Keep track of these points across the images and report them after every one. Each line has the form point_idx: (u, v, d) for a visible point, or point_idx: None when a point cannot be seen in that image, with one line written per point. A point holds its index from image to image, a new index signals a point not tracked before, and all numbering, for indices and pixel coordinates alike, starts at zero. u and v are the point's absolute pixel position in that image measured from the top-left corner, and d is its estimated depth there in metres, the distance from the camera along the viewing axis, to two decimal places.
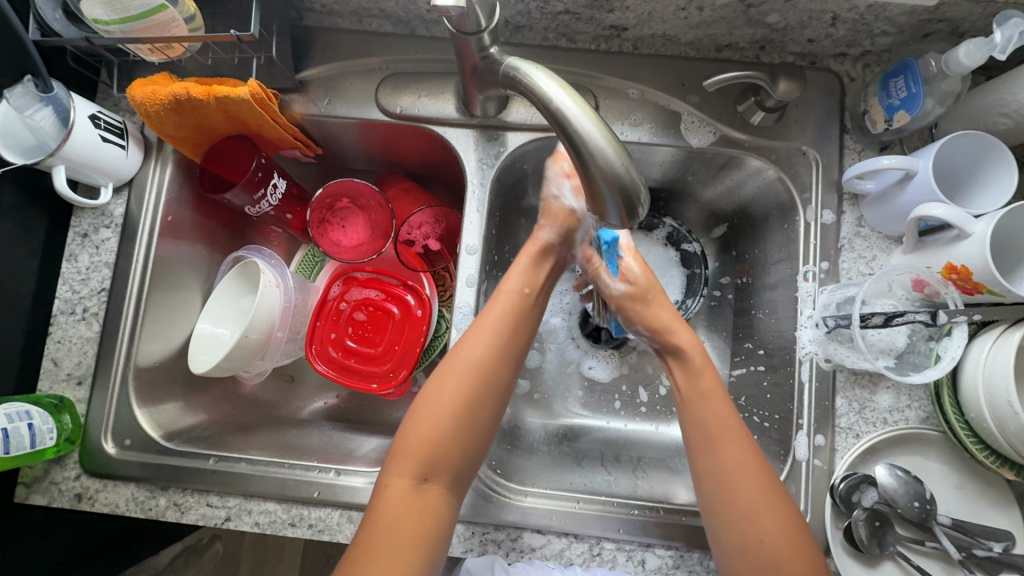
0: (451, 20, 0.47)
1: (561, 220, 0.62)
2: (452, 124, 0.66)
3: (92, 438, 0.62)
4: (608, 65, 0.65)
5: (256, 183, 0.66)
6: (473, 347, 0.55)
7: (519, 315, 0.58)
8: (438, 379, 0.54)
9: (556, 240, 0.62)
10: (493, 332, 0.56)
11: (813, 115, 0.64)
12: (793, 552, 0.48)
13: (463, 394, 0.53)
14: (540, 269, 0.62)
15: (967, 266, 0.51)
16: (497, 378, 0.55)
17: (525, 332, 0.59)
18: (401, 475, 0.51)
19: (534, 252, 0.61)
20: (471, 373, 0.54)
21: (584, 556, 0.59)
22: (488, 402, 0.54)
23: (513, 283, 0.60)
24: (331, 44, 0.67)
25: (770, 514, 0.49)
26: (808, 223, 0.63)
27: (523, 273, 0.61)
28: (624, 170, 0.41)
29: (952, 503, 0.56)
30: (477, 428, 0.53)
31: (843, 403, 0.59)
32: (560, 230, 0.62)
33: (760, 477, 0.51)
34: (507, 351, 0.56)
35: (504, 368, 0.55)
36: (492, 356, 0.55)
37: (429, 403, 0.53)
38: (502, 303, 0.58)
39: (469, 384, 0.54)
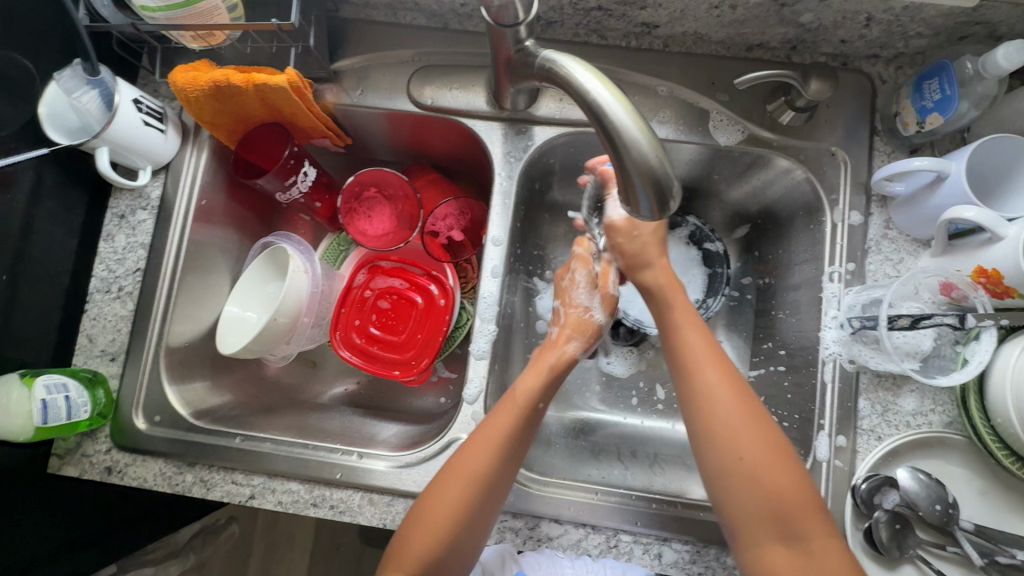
0: (490, 12, 0.48)
1: (586, 332, 0.65)
2: (481, 116, 0.67)
3: (123, 412, 0.64)
4: (638, 62, 0.66)
5: (288, 169, 0.68)
6: (478, 457, 0.53)
7: (527, 430, 0.56)
8: (440, 489, 0.53)
9: (581, 351, 0.64)
10: (500, 447, 0.54)
11: (843, 116, 0.64)
12: (769, 451, 0.49)
13: (462, 507, 0.52)
14: (557, 378, 0.60)
15: (998, 270, 0.51)
16: (498, 489, 0.54)
17: (528, 447, 0.57)
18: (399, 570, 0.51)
19: (557, 365, 0.61)
20: (473, 485, 0.52)
21: (601, 547, 0.59)
22: (488, 510, 0.53)
23: (527, 394, 0.57)
24: (366, 36, 0.68)
25: (750, 432, 0.50)
26: (836, 223, 0.63)
27: (538, 386, 0.59)
28: (658, 163, 0.42)
29: (975, 508, 0.56)
30: (472, 540, 0.52)
31: (866, 404, 0.59)
32: (586, 343, 0.64)
33: (731, 388, 0.53)
34: (509, 465, 0.54)
35: (506, 481, 0.54)
36: (495, 469, 0.53)
37: (429, 508, 0.52)
38: (510, 415, 0.55)
39: (471, 496, 0.52)
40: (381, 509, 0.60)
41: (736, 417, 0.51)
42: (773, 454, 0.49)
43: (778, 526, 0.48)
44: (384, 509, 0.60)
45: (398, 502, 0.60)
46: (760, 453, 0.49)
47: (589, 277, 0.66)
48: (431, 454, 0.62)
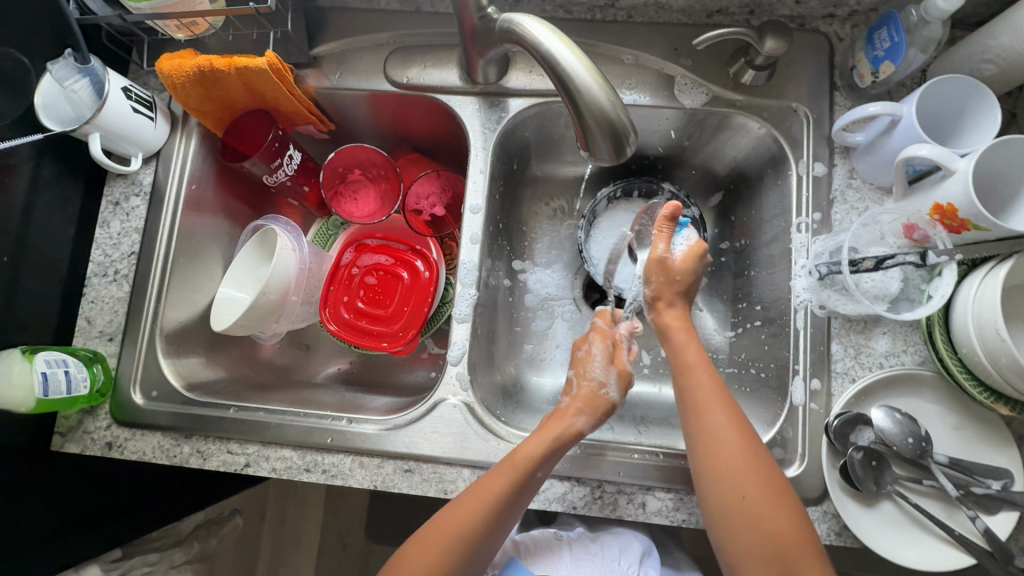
0: None
1: (597, 407, 0.62)
2: (455, 92, 0.70)
3: (121, 388, 0.67)
4: (603, 34, 0.69)
5: (272, 152, 0.71)
6: (468, 522, 0.54)
7: (519, 496, 0.56)
8: (426, 540, 0.55)
9: (590, 427, 0.61)
10: (489, 511, 0.54)
11: (802, 74, 0.66)
12: (767, 494, 0.51)
13: (437, 568, 0.53)
14: (562, 446, 0.58)
15: (953, 204, 0.52)
16: (482, 545, 0.55)
17: (516, 514, 0.56)
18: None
19: (562, 436, 0.59)
20: (454, 544, 0.54)
21: (586, 499, 0.61)
22: (466, 564, 0.55)
23: (529, 459, 0.56)
24: (343, 21, 0.72)
25: (747, 470, 0.52)
26: (800, 176, 0.65)
27: (544, 452, 0.57)
28: (612, 109, 0.45)
29: (949, 443, 0.57)
30: None
31: (839, 348, 0.60)
32: (595, 418, 0.61)
33: (738, 433, 0.55)
34: (494, 527, 0.55)
35: (488, 538, 0.55)
36: (481, 530, 0.54)
37: (411, 555, 0.55)
38: (506, 480, 0.55)
39: (451, 552, 0.54)
40: (372, 471, 0.62)
41: (736, 459, 0.53)
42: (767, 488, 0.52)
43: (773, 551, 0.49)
44: (374, 471, 0.62)
45: (387, 463, 0.62)
46: (768, 493, 0.51)
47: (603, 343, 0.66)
48: (418, 415, 0.63)
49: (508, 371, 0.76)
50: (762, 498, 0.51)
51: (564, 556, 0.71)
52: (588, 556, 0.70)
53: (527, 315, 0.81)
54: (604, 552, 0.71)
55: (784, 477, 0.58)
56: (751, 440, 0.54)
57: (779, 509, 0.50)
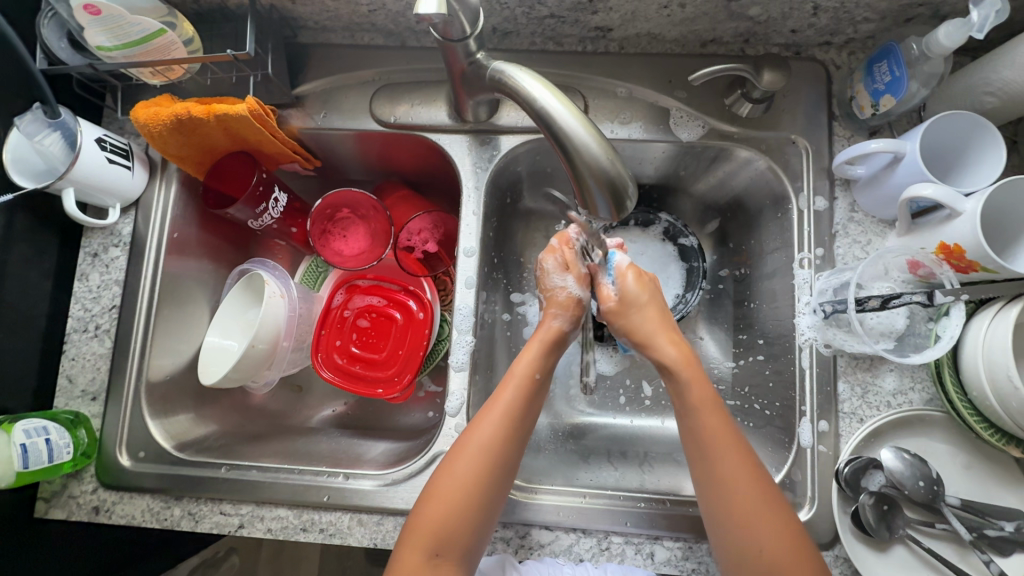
0: (437, 29, 0.49)
1: (569, 307, 0.61)
2: (445, 130, 0.68)
3: (107, 451, 0.64)
4: (596, 66, 0.67)
5: (258, 196, 0.68)
6: (491, 428, 0.53)
7: (531, 401, 0.56)
8: (450, 463, 0.53)
9: (567, 327, 0.61)
10: (507, 418, 0.54)
11: (800, 104, 0.64)
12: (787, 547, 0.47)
13: (477, 477, 0.51)
14: (551, 354, 0.59)
15: (960, 245, 0.51)
16: (510, 457, 0.53)
17: (534, 419, 0.56)
18: (414, 551, 0.49)
19: (546, 341, 0.59)
20: (481, 455, 0.52)
21: (593, 551, 0.59)
22: (500, 479, 0.52)
23: (525, 366, 0.57)
24: (326, 59, 0.69)
25: (765, 524, 0.48)
26: (801, 210, 0.63)
27: (534, 357, 0.58)
28: (611, 165, 0.43)
29: (960, 483, 0.56)
30: (491, 505, 0.52)
31: (846, 387, 0.59)
32: (572, 317, 0.61)
33: (753, 479, 0.49)
34: (516, 436, 0.54)
35: (515, 450, 0.54)
36: (502, 438, 0.53)
37: (443, 482, 0.52)
38: (512, 388, 0.56)
39: (481, 464, 0.52)
40: (371, 529, 0.60)
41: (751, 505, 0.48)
42: (784, 538, 0.48)
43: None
44: (374, 528, 0.60)
45: (387, 521, 0.60)
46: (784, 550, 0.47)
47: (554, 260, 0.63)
48: (417, 468, 0.62)
49: None
50: (781, 556, 0.47)
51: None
52: None
53: None
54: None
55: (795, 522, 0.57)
56: (764, 486, 0.49)
57: (800, 567, 0.46)
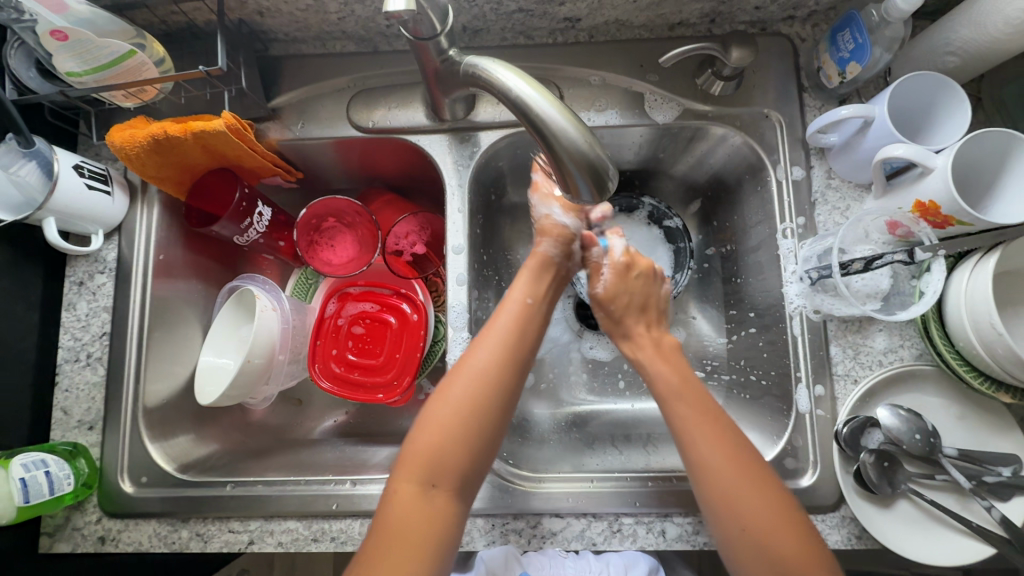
0: (408, 28, 0.49)
1: (554, 233, 0.63)
2: (423, 131, 0.68)
3: (108, 479, 0.63)
4: (567, 56, 0.68)
5: (241, 212, 0.68)
6: (487, 353, 0.54)
7: (524, 327, 0.57)
8: (445, 388, 0.53)
9: (556, 253, 0.63)
10: (501, 340, 0.55)
11: (769, 78, 0.66)
12: (779, 528, 0.46)
13: (474, 399, 0.52)
14: (542, 279, 0.61)
15: (935, 201, 0.52)
16: (508, 380, 0.54)
17: (533, 344, 0.57)
18: (408, 479, 0.50)
19: (535, 265, 0.61)
20: (479, 377, 0.53)
21: (604, 534, 0.59)
22: (497, 404, 0.52)
23: (516, 293, 0.59)
24: (299, 70, 0.69)
25: (758, 508, 0.47)
26: (779, 181, 0.65)
27: (526, 285, 0.60)
28: (589, 148, 0.44)
29: (956, 434, 0.57)
30: (490, 429, 0.52)
31: (838, 350, 0.60)
32: (558, 244, 0.63)
33: (736, 462, 0.49)
34: (514, 357, 0.55)
35: (512, 375, 0.54)
36: (500, 360, 0.54)
37: (436, 406, 0.52)
38: (507, 313, 0.58)
39: (478, 387, 0.52)
40: None
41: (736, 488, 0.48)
42: (779, 522, 0.46)
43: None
44: None
45: None
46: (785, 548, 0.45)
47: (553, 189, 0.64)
48: None
49: None
50: (775, 537, 0.46)
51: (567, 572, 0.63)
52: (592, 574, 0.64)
53: None
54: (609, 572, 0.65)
55: (800, 487, 0.58)
56: (755, 473, 0.49)
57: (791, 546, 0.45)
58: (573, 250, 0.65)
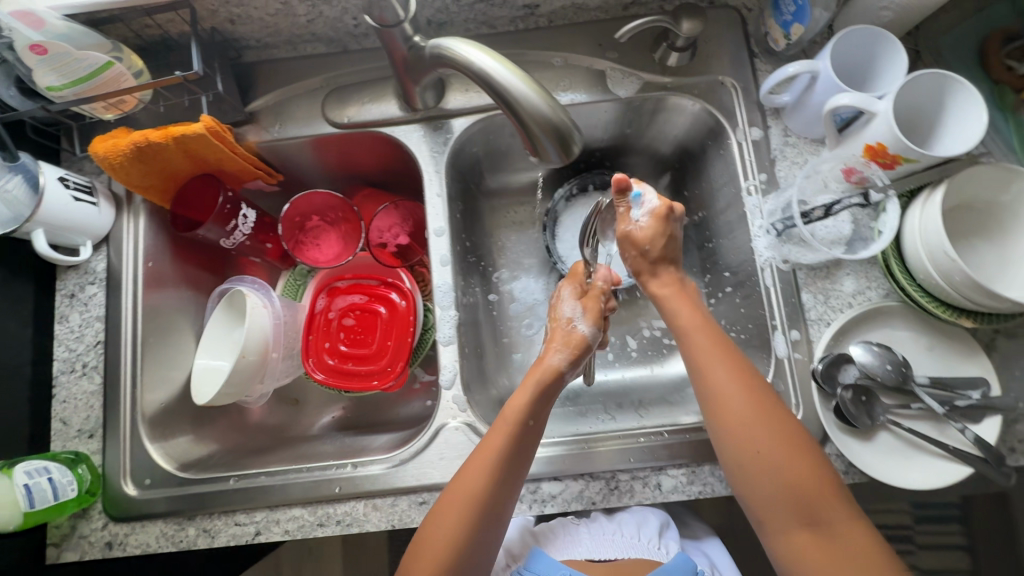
0: (374, 16, 0.52)
1: (571, 345, 0.65)
2: (397, 122, 0.71)
3: (111, 483, 0.64)
4: (529, 42, 0.71)
5: (225, 215, 0.70)
6: (479, 476, 0.55)
7: (521, 446, 0.57)
8: (443, 509, 0.55)
9: (565, 366, 0.64)
10: (496, 461, 0.56)
11: (721, 48, 0.70)
12: (796, 471, 0.50)
13: (466, 519, 0.54)
14: (546, 396, 0.61)
15: (882, 143, 0.55)
16: (502, 496, 0.55)
17: (528, 459, 0.58)
18: None
19: (543, 379, 0.62)
20: (473, 500, 0.54)
21: (602, 492, 0.61)
22: (491, 514, 0.55)
23: (518, 413, 0.58)
24: (273, 76, 0.72)
25: (773, 446, 0.50)
26: (740, 142, 0.68)
27: (529, 401, 0.60)
28: (551, 110, 0.47)
29: (928, 365, 0.60)
30: (485, 546, 0.55)
31: (809, 297, 0.63)
32: (570, 359, 0.64)
33: (753, 400, 0.52)
34: (508, 477, 0.56)
35: (506, 488, 0.55)
36: (495, 480, 0.55)
37: (437, 516, 0.55)
38: (505, 433, 0.57)
39: (472, 509, 0.54)
40: (387, 511, 0.61)
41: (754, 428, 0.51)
42: (792, 462, 0.50)
43: (824, 539, 0.48)
44: (389, 510, 0.61)
45: (401, 500, 0.62)
46: (813, 495, 0.49)
47: (575, 296, 0.69)
48: (423, 445, 0.63)
49: (502, 382, 0.79)
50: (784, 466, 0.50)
51: (580, 536, 0.70)
52: (607, 536, 0.70)
53: (512, 326, 0.84)
54: (623, 531, 0.70)
55: None
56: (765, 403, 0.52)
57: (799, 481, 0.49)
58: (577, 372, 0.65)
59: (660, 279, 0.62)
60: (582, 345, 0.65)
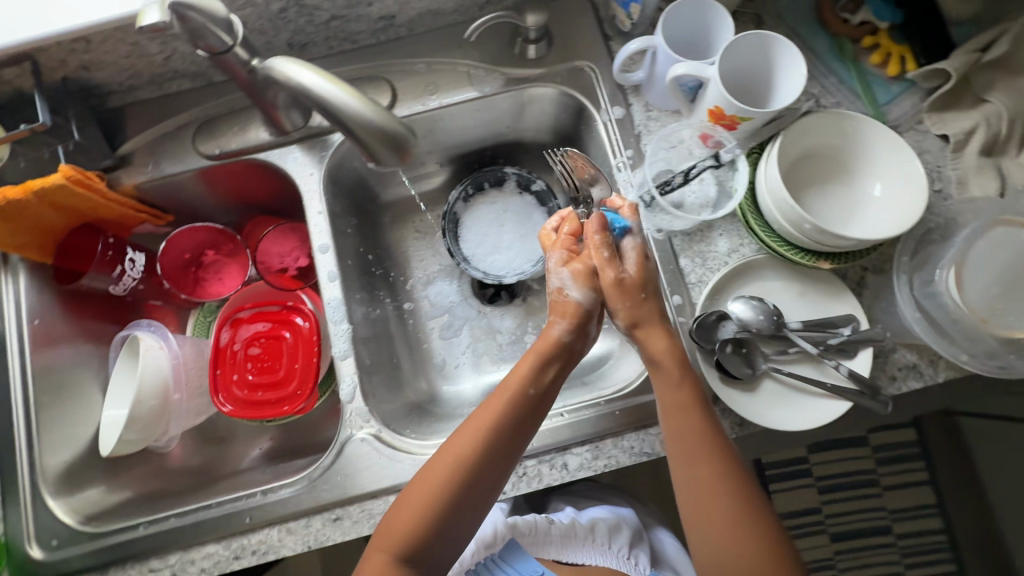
0: (202, 48, 0.52)
1: (568, 313, 0.61)
2: (271, 147, 0.71)
3: (17, 547, 0.64)
4: (393, 53, 0.73)
5: (109, 261, 0.71)
6: (466, 440, 0.56)
7: (517, 415, 0.57)
8: (429, 465, 0.56)
9: (568, 336, 0.61)
10: (488, 432, 0.56)
11: (576, 35, 0.72)
12: (754, 555, 0.53)
13: (446, 483, 0.54)
14: (547, 367, 0.60)
15: (719, 106, 0.58)
16: (488, 468, 0.55)
17: (523, 432, 0.58)
18: (377, 549, 0.54)
19: (545, 349, 0.60)
20: (457, 465, 0.55)
21: (512, 481, 0.62)
22: (477, 488, 0.55)
23: (518, 380, 0.59)
24: (143, 118, 0.72)
25: (734, 534, 0.53)
26: (605, 122, 0.70)
27: (531, 369, 0.59)
28: (373, 113, 0.48)
29: (802, 311, 0.62)
30: (462, 513, 0.55)
31: (688, 262, 0.65)
32: (569, 325, 0.61)
33: (722, 484, 0.54)
34: (496, 449, 0.56)
35: (493, 461, 0.55)
36: (483, 449, 0.55)
37: (417, 483, 0.56)
38: (500, 400, 0.58)
39: (457, 474, 0.55)
40: (302, 533, 0.61)
41: (719, 513, 0.54)
42: (751, 542, 0.53)
43: None
44: (304, 532, 0.61)
45: (314, 520, 0.62)
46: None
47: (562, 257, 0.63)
48: (329, 462, 0.63)
49: (419, 386, 0.80)
50: (742, 549, 0.53)
51: (551, 535, 0.76)
52: (579, 539, 0.77)
53: (429, 332, 0.85)
54: (593, 534, 0.77)
55: None
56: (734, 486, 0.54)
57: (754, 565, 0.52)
58: (586, 334, 0.62)
59: (646, 332, 0.59)
60: (581, 317, 0.61)
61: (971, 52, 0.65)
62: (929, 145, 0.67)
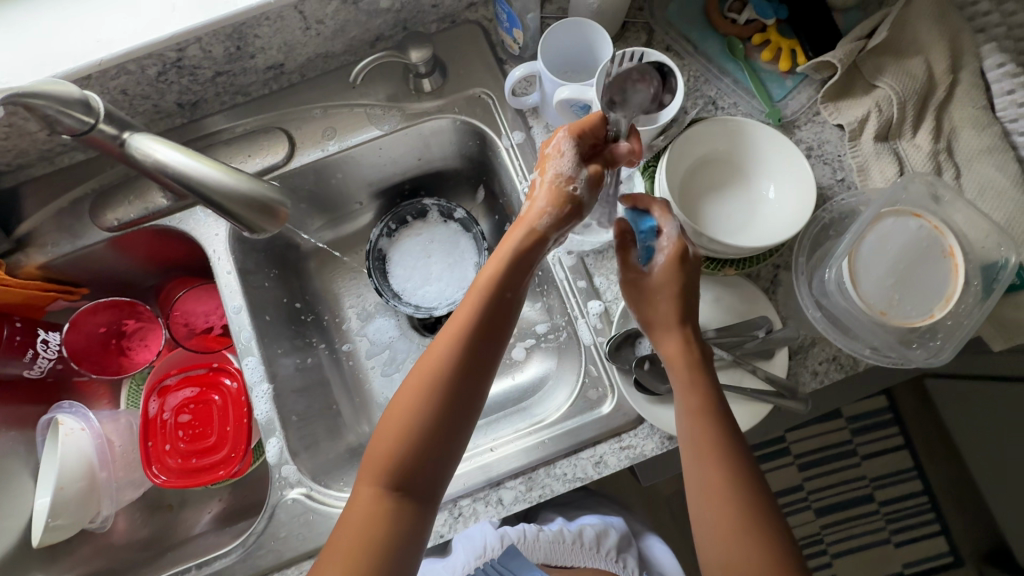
0: (60, 129, 0.49)
1: (558, 201, 0.52)
2: (172, 212, 0.70)
3: None
4: (289, 101, 0.72)
5: (17, 346, 0.69)
6: (449, 349, 0.49)
7: (498, 313, 0.50)
8: (416, 370, 0.49)
9: (551, 226, 0.52)
10: (471, 333, 0.49)
11: (469, 64, 0.71)
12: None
13: (438, 393, 0.48)
14: (527, 258, 0.52)
15: None
16: (481, 373, 0.49)
17: (506, 332, 0.51)
18: (367, 484, 0.47)
19: (524, 238, 0.52)
20: (447, 373, 0.48)
21: (449, 523, 0.61)
22: (469, 396, 0.49)
23: (494, 275, 0.51)
24: (38, 195, 0.70)
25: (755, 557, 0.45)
26: (506, 148, 0.70)
27: (507, 262, 0.51)
28: (235, 183, 0.47)
29: (721, 316, 0.61)
30: (459, 425, 0.48)
31: (602, 279, 0.65)
32: (554, 216, 0.52)
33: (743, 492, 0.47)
34: (484, 352, 0.50)
35: (481, 366, 0.49)
36: (469, 355, 0.49)
37: (399, 397, 0.49)
38: (478, 298, 0.50)
39: (448, 380, 0.48)
40: None
41: (741, 524, 0.46)
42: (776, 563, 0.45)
43: None
44: None
45: None
46: None
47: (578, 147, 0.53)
48: (262, 526, 0.62)
49: (362, 430, 0.79)
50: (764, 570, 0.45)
51: (542, 543, 0.73)
52: (570, 543, 0.75)
53: (369, 372, 0.83)
54: (582, 539, 0.76)
55: (601, 415, 0.62)
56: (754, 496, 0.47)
57: None
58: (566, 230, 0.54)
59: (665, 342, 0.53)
60: (572, 209, 0.53)
61: (856, 39, 0.65)
62: (828, 135, 0.66)
